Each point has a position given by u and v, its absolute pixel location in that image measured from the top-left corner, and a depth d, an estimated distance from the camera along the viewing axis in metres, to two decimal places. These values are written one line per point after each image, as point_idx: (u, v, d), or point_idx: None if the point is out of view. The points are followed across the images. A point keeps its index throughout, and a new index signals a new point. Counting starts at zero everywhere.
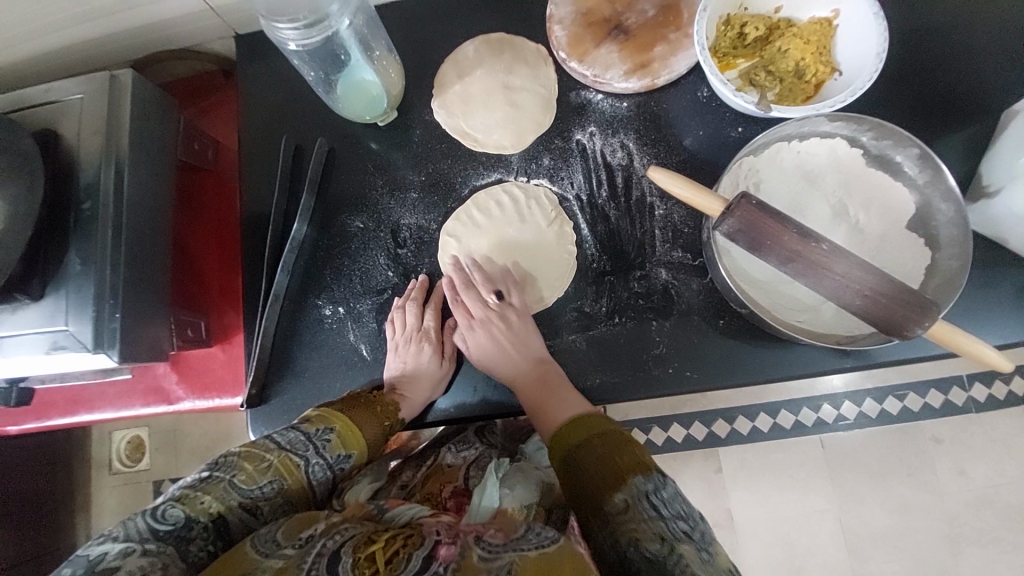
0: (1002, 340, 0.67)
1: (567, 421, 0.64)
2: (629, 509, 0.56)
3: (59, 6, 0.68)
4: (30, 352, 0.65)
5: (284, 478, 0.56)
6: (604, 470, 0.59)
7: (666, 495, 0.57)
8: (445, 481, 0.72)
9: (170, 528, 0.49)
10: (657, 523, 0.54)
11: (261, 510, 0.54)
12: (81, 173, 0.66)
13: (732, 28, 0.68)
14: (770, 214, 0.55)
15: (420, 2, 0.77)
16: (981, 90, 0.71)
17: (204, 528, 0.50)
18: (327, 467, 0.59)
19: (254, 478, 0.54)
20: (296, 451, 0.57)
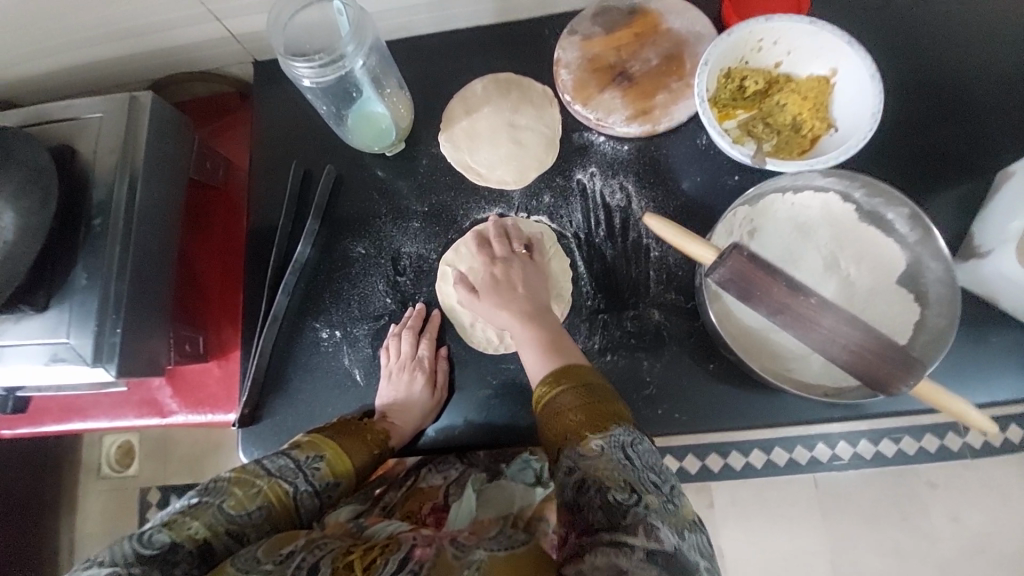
0: (994, 396, 0.68)
1: (555, 369, 0.61)
2: (602, 456, 0.53)
3: (87, 26, 0.71)
4: (30, 362, 0.66)
5: (274, 502, 0.56)
6: (582, 414, 0.57)
7: (640, 449, 0.55)
8: (425, 498, 0.73)
9: (155, 553, 0.49)
10: (627, 471, 0.52)
11: (247, 536, 0.54)
12: (96, 188, 0.69)
13: (732, 80, 0.70)
14: (761, 266, 0.56)
15: (434, 40, 0.80)
16: (974, 150, 0.73)
17: (189, 553, 0.50)
18: (316, 495, 0.59)
19: (245, 502, 0.55)
20: (285, 478, 0.57)
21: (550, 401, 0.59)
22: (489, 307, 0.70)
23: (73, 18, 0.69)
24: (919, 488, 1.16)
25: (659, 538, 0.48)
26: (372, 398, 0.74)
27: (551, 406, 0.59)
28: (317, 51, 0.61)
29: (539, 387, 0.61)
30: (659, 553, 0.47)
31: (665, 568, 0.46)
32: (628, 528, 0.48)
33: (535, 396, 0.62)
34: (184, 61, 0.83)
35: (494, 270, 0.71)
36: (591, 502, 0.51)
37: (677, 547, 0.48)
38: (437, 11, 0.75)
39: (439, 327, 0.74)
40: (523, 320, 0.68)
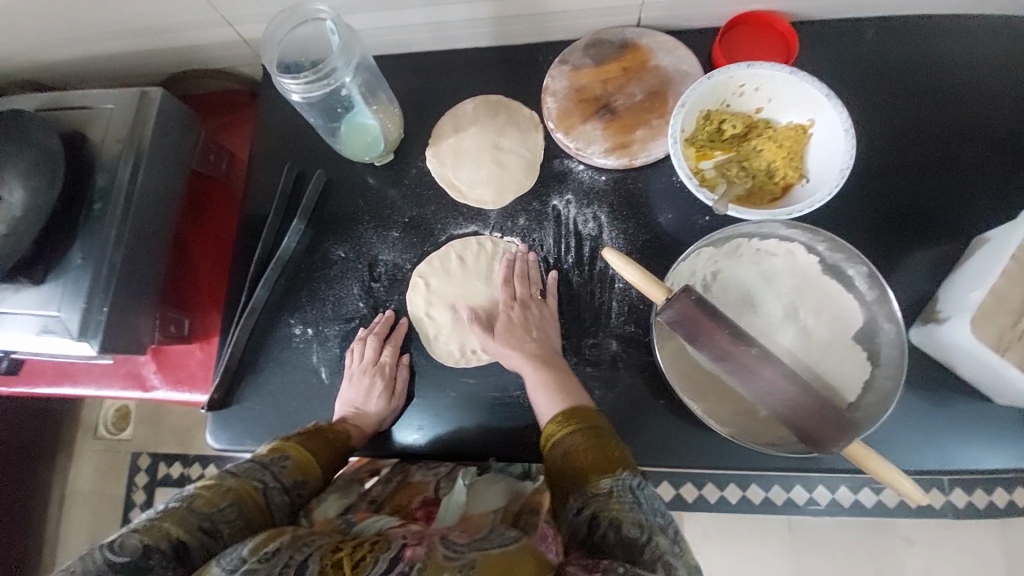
0: (943, 460, 0.68)
1: (560, 414, 0.62)
2: (612, 495, 0.55)
3: (109, 21, 0.76)
4: (23, 330, 0.72)
5: (245, 497, 0.58)
6: (590, 458, 0.57)
7: (648, 492, 0.57)
8: (415, 492, 0.69)
9: (128, 559, 0.51)
10: (637, 512, 0.54)
11: (221, 533, 0.55)
12: (100, 175, 0.74)
13: (711, 123, 0.71)
14: (708, 312, 0.58)
15: (431, 57, 0.83)
16: (953, 211, 0.73)
17: (163, 555, 0.52)
18: (285, 492, 0.61)
19: (216, 500, 0.56)
20: (253, 477, 0.60)
21: (560, 442, 0.60)
22: (501, 346, 0.71)
23: (96, 12, 0.74)
24: (894, 540, 1.15)
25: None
26: (334, 397, 0.77)
27: (559, 449, 0.60)
28: (300, 65, 0.67)
29: (549, 425, 0.62)
30: None
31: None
32: (647, 565, 0.50)
33: (544, 433, 0.63)
34: (199, 59, 0.88)
35: (512, 312, 0.73)
36: (606, 540, 0.52)
37: None
38: (436, 31, 0.78)
39: (404, 335, 0.77)
40: (533, 360, 0.69)
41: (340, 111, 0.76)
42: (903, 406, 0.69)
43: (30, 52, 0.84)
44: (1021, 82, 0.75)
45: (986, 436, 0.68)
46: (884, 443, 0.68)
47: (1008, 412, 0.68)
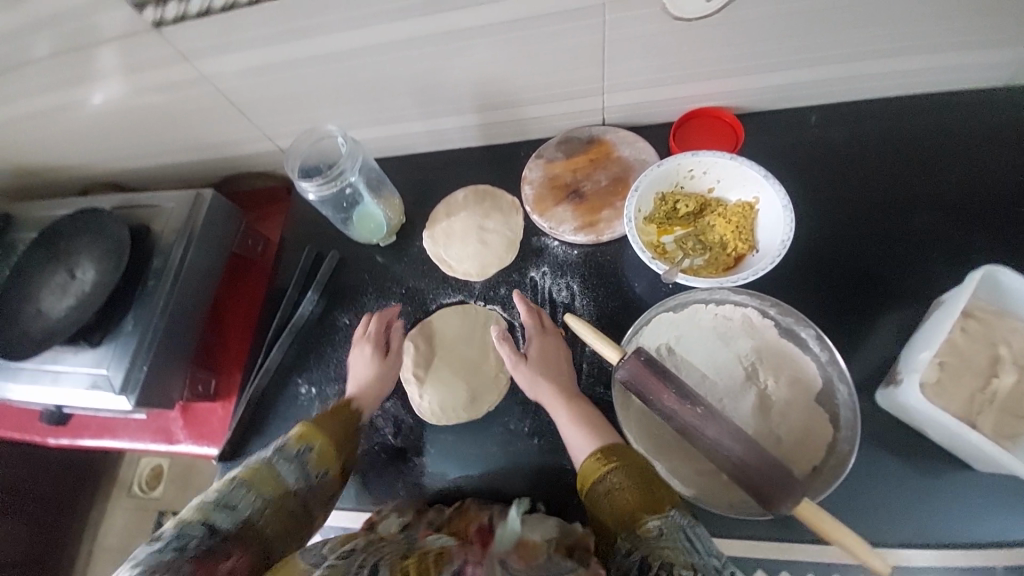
0: (914, 522, 0.68)
1: (599, 450, 0.64)
2: (662, 537, 0.57)
3: (183, 139, 0.98)
4: (76, 386, 0.86)
5: (252, 475, 0.69)
6: (637, 495, 0.59)
7: (698, 532, 0.58)
8: (471, 519, 0.71)
9: (171, 538, 0.61)
10: (690, 554, 0.56)
11: (241, 507, 0.66)
12: (156, 257, 0.90)
13: (666, 204, 0.80)
14: (657, 372, 0.65)
15: (431, 156, 0.99)
16: (911, 277, 0.76)
17: (199, 533, 0.62)
18: (293, 460, 0.71)
19: (224, 487, 0.68)
20: (262, 458, 0.71)
21: (602, 480, 0.62)
22: (532, 375, 0.76)
23: (170, 134, 0.97)
24: None
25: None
26: None
27: (603, 487, 0.61)
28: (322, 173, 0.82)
29: (589, 463, 0.64)
30: None
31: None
32: None
33: (583, 471, 0.64)
34: (241, 165, 1.08)
35: (541, 341, 0.78)
36: None
37: None
38: (434, 137, 0.94)
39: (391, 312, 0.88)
40: (561, 398, 0.73)
41: (346, 206, 0.88)
42: (870, 468, 0.71)
43: (119, 162, 1.06)
44: (973, 154, 0.79)
45: (967, 504, 0.68)
46: (854, 503, 0.70)
47: (977, 476, 0.68)
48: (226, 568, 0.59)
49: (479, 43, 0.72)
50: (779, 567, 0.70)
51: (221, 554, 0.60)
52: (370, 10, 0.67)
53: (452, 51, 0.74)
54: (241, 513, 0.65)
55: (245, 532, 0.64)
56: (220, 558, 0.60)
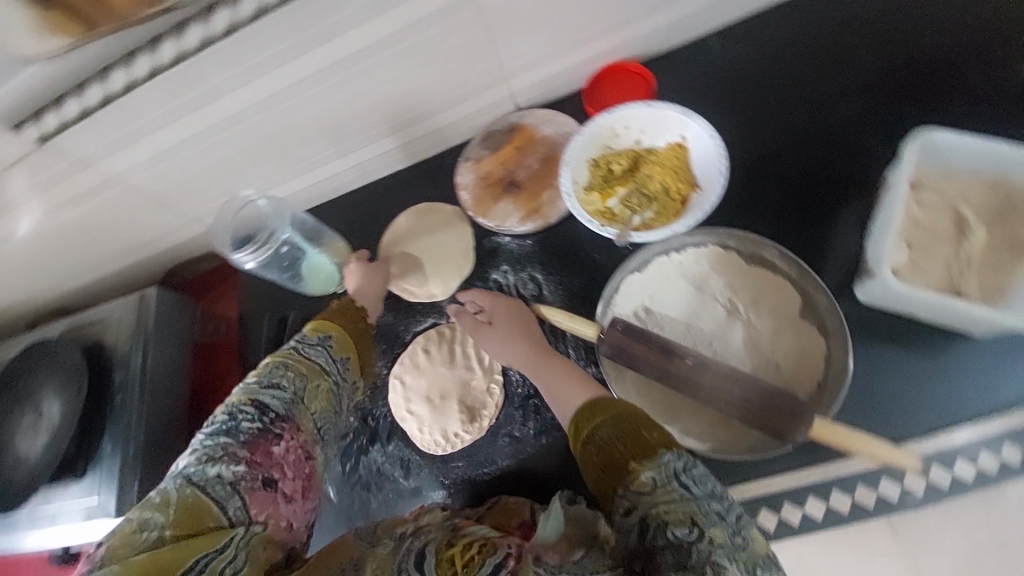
0: (925, 409, 0.68)
1: (586, 405, 0.60)
2: (656, 488, 0.51)
3: (111, 245, 0.95)
4: (73, 521, 0.83)
5: (290, 360, 0.69)
6: (629, 445, 0.54)
7: (697, 475, 0.52)
8: (514, 513, 0.72)
9: (219, 427, 0.61)
10: (687, 503, 0.50)
11: (282, 384, 0.66)
12: (116, 371, 0.88)
13: (600, 168, 0.79)
14: (637, 337, 0.64)
15: (364, 190, 0.97)
16: (856, 167, 0.76)
17: (246, 412, 0.62)
18: (318, 346, 0.74)
19: (263, 369, 0.68)
20: (289, 347, 0.72)
21: (592, 435, 0.57)
22: (502, 343, 0.75)
23: (99, 245, 0.94)
24: None
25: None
26: (347, 511, 0.84)
27: (592, 441, 0.56)
28: (251, 239, 0.79)
29: (577, 422, 0.59)
30: None
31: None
32: (697, 569, 0.48)
33: (573, 428, 0.59)
34: (181, 256, 1.05)
35: (501, 311, 0.77)
36: (657, 543, 0.50)
37: None
38: (359, 170, 0.92)
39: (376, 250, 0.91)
40: (540, 365, 0.71)
41: (289, 264, 0.85)
42: (870, 366, 0.70)
43: (58, 286, 1.03)
44: (886, 28, 0.77)
45: (979, 375, 0.67)
46: (862, 406, 0.70)
47: (975, 345, 0.68)
48: (279, 451, 0.62)
49: (370, 65, 0.70)
50: (802, 491, 0.71)
51: (273, 435, 0.62)
52: (249, 62, 0.65)
53: (346, 80, 0.72)
54: (288, 393, 0.66)
55: (294, 415, 0.65)
56: (274, 440, 0.62)
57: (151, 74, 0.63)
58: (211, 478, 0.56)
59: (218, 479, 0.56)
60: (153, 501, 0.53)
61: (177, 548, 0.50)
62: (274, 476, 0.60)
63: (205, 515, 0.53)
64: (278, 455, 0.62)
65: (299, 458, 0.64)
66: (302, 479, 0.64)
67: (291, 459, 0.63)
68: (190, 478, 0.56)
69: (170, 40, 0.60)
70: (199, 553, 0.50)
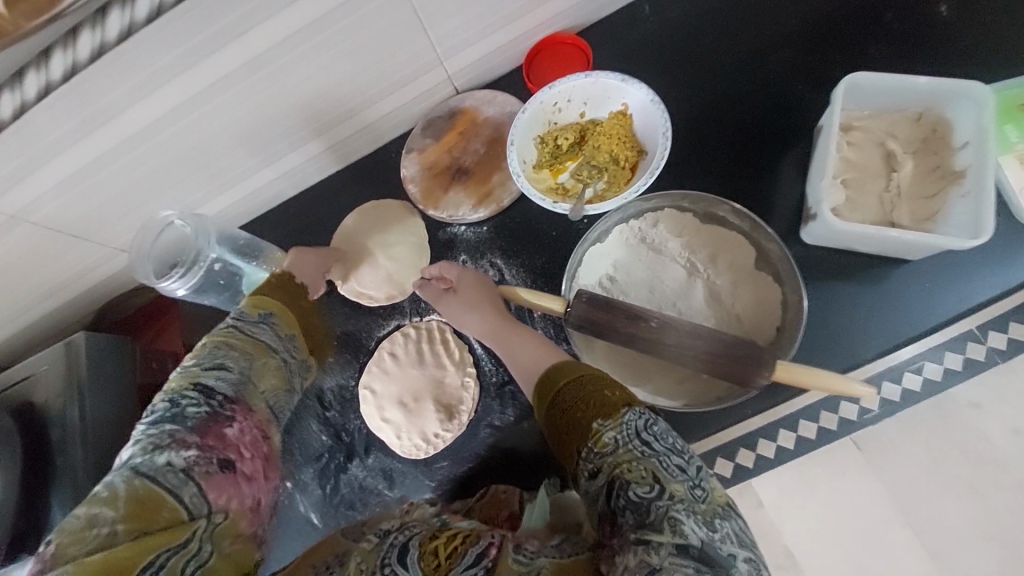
0: (877, 336, 0.72)
1: (553, 366, 0.60)
2: (618, 449, 0.51)
3: (23, 294, 0.85)
4: None
5: (233, 340, 0.65)
6: (594, 405, 0.53)
7: (660, 432, 0.52)
8: (502, 504, 0.73)
9: (163, 415, 0.56)
10: (648, 461, 0.50)
11: (226, 366, 0.62)
12: (53, 430, 0.80)
13: (547, 144, 0.78)
14: (601, 306, 0.63)
15: (305, 198, 0.92)
16: (789, 116, 0.78)
17: (191, 399, 0.58)
18: (263, 325, 0.69)
19: (202, 353, 0.63)
20: (229, 327, 0.67)
21: (556, 398, 0.56)
22: (463, 309, 0.73)
23: (7, 296, 0.83)
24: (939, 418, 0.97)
25: (684, 531, 0.46)
26: None
27: (557, 404, 0.56)
28: (176, 264, 0.77)
29: (540, 385, 0.59)
30: (687, 549, 0.45)
31: (695, 558, 0.45)
32: (656, 525, 0.47)
33: (537, 392, 0.59)
34: (110, 293, 0.96)
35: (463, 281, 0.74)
36: (620, 503, 0.49)
37: (706, 540, 0.46)
38: (295, 175, 0.87)
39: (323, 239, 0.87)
40: (506, 331, 0.69)
41: (226, 281, 0.83)
42: (825, 304, 0.73)
43: None
44: None
45: (919, 294, 0.72)
46: (822, 344, 0.73)
47: (915, 269, 0.72)
48: (234, 433, 0.57)
49: (294, 57, 0.65)
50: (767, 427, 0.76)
51: (224, 418, 0.58)
52: (156, 66, 0.58)
53: (269, 75, 0.66)
54: (235, 374, 0.61)
55: (243, 396, 0.61)
56: (226, 422, 0.57)
57: (42, 94, 0.55)
58: (160, 467, 0.51)
59: (169, 467, 0.51)
60: (100, 496, 0.48)
61: (133, 546, 0.46)
62: (230, 457, 0.56)
63: (160, 507, 0.49)
64: (232, 437, 0.57)
65: (255, 438, 0.60)
66: (261, 459, 0.59)
67: (248, 439, 0.59)
68: (136, 470, 0.51)
69: (58, 53, 0.52)
70: (160, 550, 0.47)
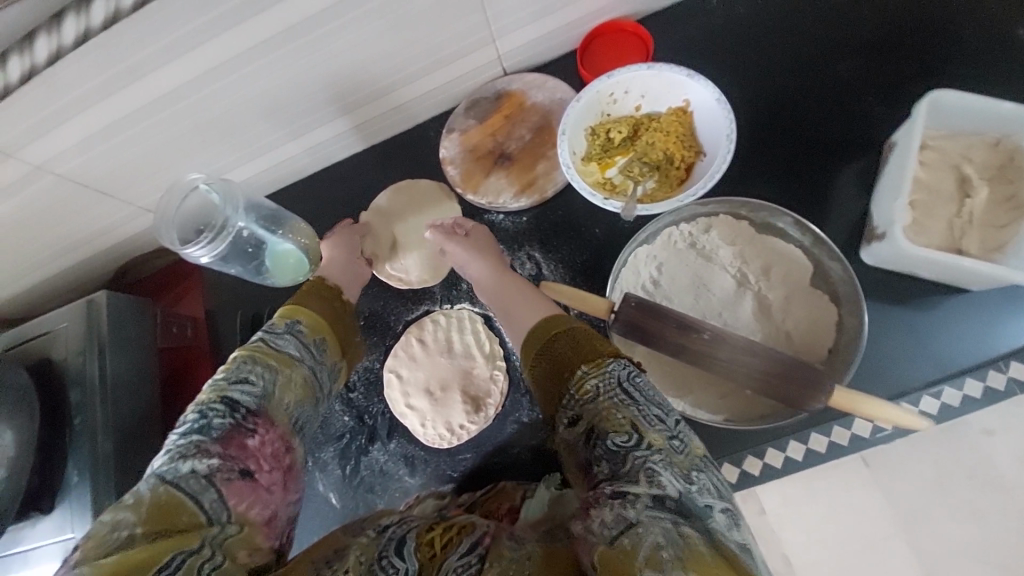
0: (931, 366, 0.69)
1: (542, 321, 0.62)
2: (599, 397, 0.51)
3: (46, 247, 0.82)
4: (47, 561, 0.75)
5: (258, 353, 0.62)
6: (578, 354, 0.55)
7: (642, 383, 0.52)
8: (504, 498, 0.71)
9: (187, 426, 0.54)
10: (628, 409, 0.49)
11: (251, 379, 0.59)
12: (71, 391, 0.78)
13: (599, 135, 0.74)
14: (650, 313, 0.60)
15: (339, 170, 0.89)
16: (857, 126, 0.74)
17: (216, 410, 0.55)
18: (290, 336, 0.67)
19: (228, 366, 0.60)
20: (257, 338, 0.64)
21: (544, 350, 0.58)
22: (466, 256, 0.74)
23: (28, 248, 0.81)
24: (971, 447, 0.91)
25: (661, 483, 0.45)
26: (351, 515, 0.80)
27: (543, 355, 0.58)
28: (201, 231, 0.71)
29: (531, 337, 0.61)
30: (665, 499, 0.44)
31: (671, 510, 0.43)
32: (630, 476, 0.46)
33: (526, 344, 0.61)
34: (131, 252, 0.93)
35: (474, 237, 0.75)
36: (595, 454, 0.49)
37: (683, 491, 0.45)
38: (331, 146, 0.84)
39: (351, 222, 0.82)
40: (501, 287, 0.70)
41: (252, 250, 0.77)
42: (878, 328, 0.71)
43: None
44: None
45: (976, 323, 0.69)
46: (871, 368, 0.70)
47: (978, 299, 0.69)
48: (255, 444, 0.55)
49: (344, 23, 0.61)
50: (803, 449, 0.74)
51: (247, 429, 0.55)
52: (205, 21, 0.54)
53: (316, 41, 0.62)
54: (260, 388, 0.59)
55: (266, 407, 0.59)
56: (248, 434, 0.55)
57: (79, 42, 0.51)
58: (184, 474, 0.49)
59: (191, 474, 0.49)
60: (126, 503, 0.47)
61: (149, 547, 0.44)
62: (250, 467, 0.54)
63: (181, 511, 0.47)
64: (253, 448, 0.55)
65: (277, 450, 0.58)
66: (281, 471, 0.57)
67: (269, 451, 0.56)
68: (161, 477, 0.49)
69: None
70: (174, 551, 0.45)
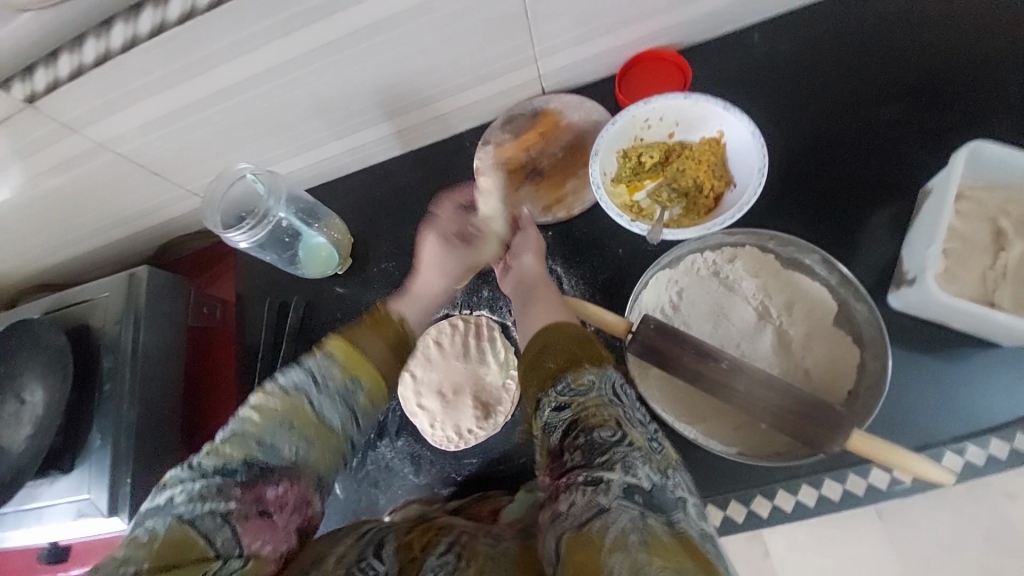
0: (956, 419, 0.67)
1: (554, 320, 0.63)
2: (591, 393, 0.54)
3: (97, 220, 0.88)
4: (61, 519, 0.78)
5: (295, 416, 0.59)
6: (579, 349, 0.58)
7: (628, 393, 0.57)
8: (489, 503, 0.72)
9: (212, 471, 0.55)
10: (614, 408, 0.53)
11: (283, 450, 0.57)
12: (105, 359, 0.82)
13: (630, 159, 0.75)
14: (668, 336, 0.60)
15: (375, 172, 0.92)
16: (892, 172, 0.74)
17: (241, 469, 0.55)
18: (338, 400, 0.61)
19: (263, 416, 0.58)
20: (298, 390, 0.60)
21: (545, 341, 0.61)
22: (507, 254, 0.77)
23: (80, 219, 0.86)
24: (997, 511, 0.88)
25: (636, 474, 0.47)
26: (353, 508, 0.81)
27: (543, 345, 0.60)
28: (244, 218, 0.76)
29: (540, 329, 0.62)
30: (636, 490, 0.46)
31: (640, 502, 0.46)
32: (606, 464, 0.48)
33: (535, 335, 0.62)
34: (172, 233, 0.98)
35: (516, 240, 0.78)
36: (574, 443, 0.51)
37: (655, 485, 0.47)
38: (372, 148, 0.87)
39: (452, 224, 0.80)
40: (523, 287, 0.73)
41: (289, 240, 0.83)
42: (903, 375, 0.69)
43: (35, 262, 0.96)
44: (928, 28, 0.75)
45: (1010, 380, 0.67)
46: (892, 415, 0.69)
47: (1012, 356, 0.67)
48: (275, 494, 0.56)
49: (396, 34, 0.64)
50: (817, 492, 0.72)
51: (270, 481, 0.56)
52: (269, 22, 0.58)
53: (368, 48, 0.65)
54: (290, 455, 0.57)
55: (295, 471, 0.58)
56: (270, 485, 0.56)
57: (154, 32, 0.56)
58: (201, 515, 0.51)
59: (209, 512, 0.52)
60: (139, 539, 0.50)
61: None
62: (268, 511, 0.55)
63: (192, 551, 0.50)
64: (274, 498, 0.56)
65: (299, 499, 0.58)
66: (303, 520, 0.58)
67: (292, 502, 0.57)
68: (178, 515, 0.51)
69: None
70: None
